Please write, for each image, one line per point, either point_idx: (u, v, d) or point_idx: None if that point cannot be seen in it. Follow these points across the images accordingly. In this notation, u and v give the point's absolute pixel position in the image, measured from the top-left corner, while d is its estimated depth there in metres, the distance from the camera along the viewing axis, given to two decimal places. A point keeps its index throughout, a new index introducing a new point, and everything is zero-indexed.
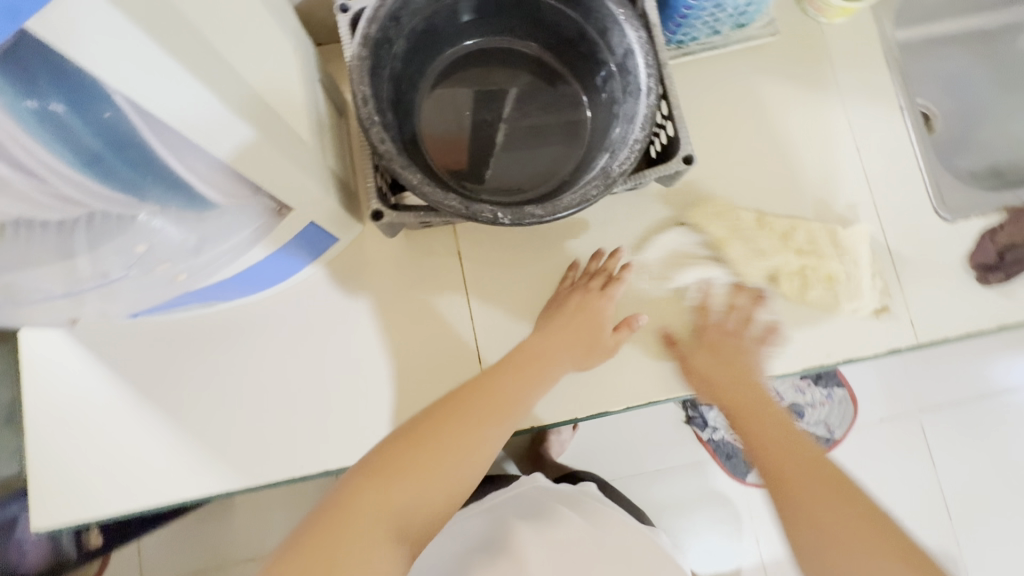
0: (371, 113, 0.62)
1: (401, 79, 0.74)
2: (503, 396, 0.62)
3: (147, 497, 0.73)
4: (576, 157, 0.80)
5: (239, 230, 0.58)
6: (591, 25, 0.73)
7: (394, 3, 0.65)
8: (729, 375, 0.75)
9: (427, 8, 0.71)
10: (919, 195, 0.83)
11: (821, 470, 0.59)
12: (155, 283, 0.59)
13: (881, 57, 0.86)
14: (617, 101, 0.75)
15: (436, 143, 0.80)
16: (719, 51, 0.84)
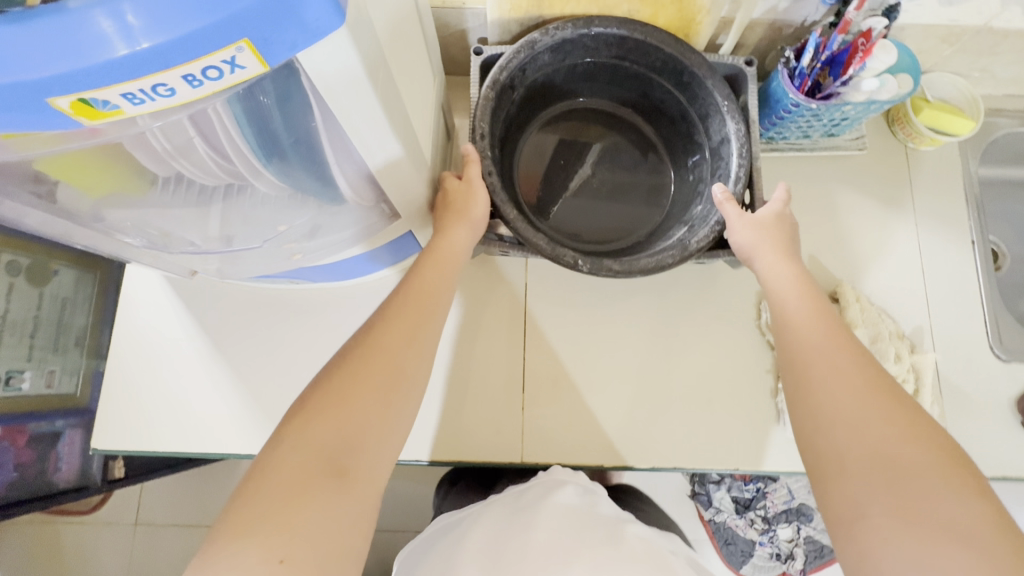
0: (485, 148, 0.69)
1: (512, 121, 0.81)
2: (449, 248, 0.67)
3: (197, 444, 0.79)
4: (653, 221, 0.86)
5: (353, 226, 0.65)
6: (693, 109, 0.79)
7: (526, 58, 0.73)
8: (774, 257, 0.67)
9: (550, 66, 0.78)
10: (978, 330, 0.84)
11: (833, 345, 0.59)
12: (270, 256, 0.66)
13: (962, 191, 0.89)
14: (704, 181, 0.80)
15: (526, 182, 0.87)
16: (805, 154, 0.89)
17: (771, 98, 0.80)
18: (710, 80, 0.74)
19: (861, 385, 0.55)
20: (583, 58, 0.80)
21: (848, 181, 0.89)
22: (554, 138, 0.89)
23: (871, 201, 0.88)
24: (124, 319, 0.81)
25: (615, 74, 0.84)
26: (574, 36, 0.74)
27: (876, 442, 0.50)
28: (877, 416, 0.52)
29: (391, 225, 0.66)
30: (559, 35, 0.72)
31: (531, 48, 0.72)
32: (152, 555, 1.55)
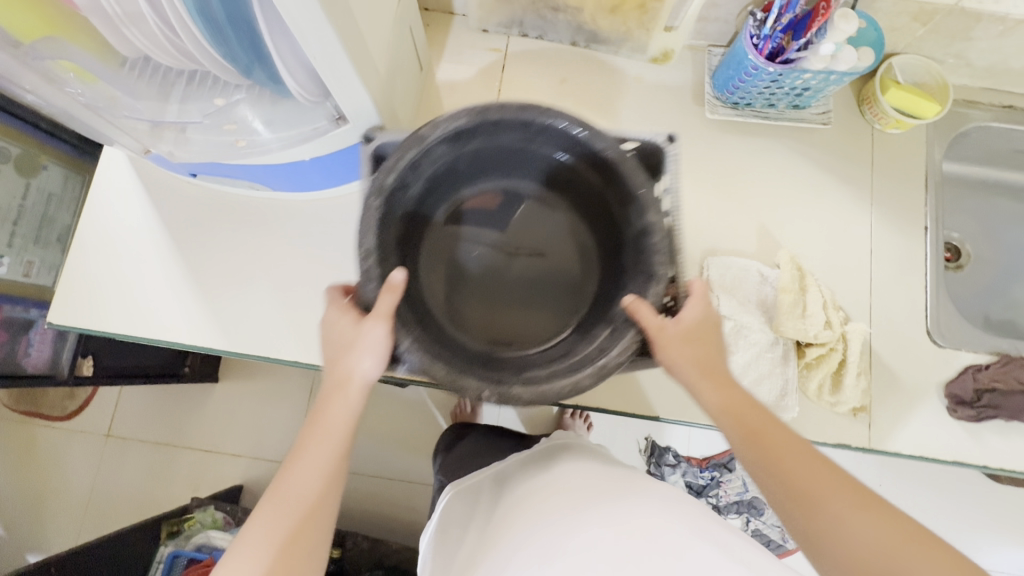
0: (372, 243, 0.55)
1: (416, 209, 0.63)
2: (338, 411, 0.58)
3: (148, 332, 0.83)
4: (588, 271, 0.67)
5: (301, 122, 0.66)
6: (613, 194, 0.61)
7: (418, 157, 0.57)
8: (715, 384, 0.58)
9: (449, 156, 0.60)
10: (919, 316, 0.85)
11: (781, 442, 0.54)
12: (217, 143, 0.67)
13: (923, 179, 0.90)
14: (626, 276, 0.62)
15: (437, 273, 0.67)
16: (770, 124, 0.90)
17: (735, 60, 0.82)
18: (624, 166, 0.57)
19: (821, 485, 0.51)
20: (487, 145, 0.62)
21: (811, 155, 0.90)
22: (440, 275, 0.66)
23: (832, 177, 0.89)
24: (92, 204, 0.84)
25: (528, 152, 0.63)
26: (472, 125, 0.57)
27: (868, 550, 0.47)
28: (859, 519, 0.49)
29: (338, 130, 0.67)
30: (452, 125, 0.55)
31: (421, 144, 0.55)
32: (119, 466, 1.60)
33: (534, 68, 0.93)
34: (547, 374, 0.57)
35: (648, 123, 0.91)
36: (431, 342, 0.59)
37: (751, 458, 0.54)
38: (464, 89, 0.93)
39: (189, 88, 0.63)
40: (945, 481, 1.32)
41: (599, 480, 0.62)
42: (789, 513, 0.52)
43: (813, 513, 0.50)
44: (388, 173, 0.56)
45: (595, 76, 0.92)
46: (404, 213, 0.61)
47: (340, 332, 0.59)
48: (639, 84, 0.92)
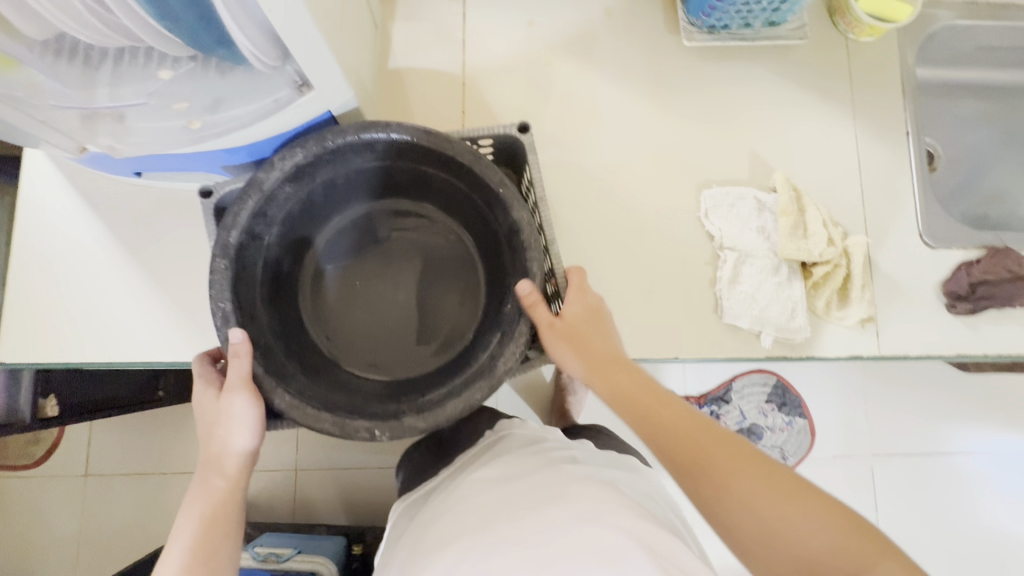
0: (230, 303, 0.59)
1: (279, 259, 0.70)
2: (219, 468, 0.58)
3: (117, 354, 0.75)
4: (467, 262, 0.78)
5: (261, 92, 0.59)
6: (475, 194, 0.70)
7: (261, 203, 0.63)
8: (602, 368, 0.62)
9: (297, 194, 0.67)
10: (911, 221, 0.86)
11: (667, 412, 0.58)
12: (166, 128, 0.58)
13: (899, 85, 0.89)
14: (507, 273, 0.70)
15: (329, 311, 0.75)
16: (747, 45, 0.87)
17: None
18: (474, 162, 0.65)
19: (699, 436, 0.55)
20: (335, 176, 0.70)
21: (791, 73, 0.88)
22: (330, 311, 0.76)
23: (812, 93, 0.88)
24: (24, 222, 0.74)
25: (379, 171, 0.72)
26: (312, 157, 0.64)
27: (748, 498, 0.50)
28: (737, 470, 0.52)
29: (302, 98, 0.60)
30: (289, 163, 0.62)
31: (260, 190, 0.62)
32: (106, 504, 1.50)
33: (496, 13, 0.86)
34: (442, 397, 0.63)
35: (624, 59, 0.86)
36: (310, 393, 0.62)
37: (640, 431, 0.58)
38: (424, 44, 0.85)
39: (125, 66, 0.55)
40: (918, 377, 1.42)
41: (517, 494, 0.62)
42: (678, 474, 0.55)
43: (699, 471, 0.53)
44: (234, 224, 0.60)
45: (562, 15, 0.86)
46: (264, 262, 0.67)
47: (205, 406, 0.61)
48: (609, 18, 0.87)
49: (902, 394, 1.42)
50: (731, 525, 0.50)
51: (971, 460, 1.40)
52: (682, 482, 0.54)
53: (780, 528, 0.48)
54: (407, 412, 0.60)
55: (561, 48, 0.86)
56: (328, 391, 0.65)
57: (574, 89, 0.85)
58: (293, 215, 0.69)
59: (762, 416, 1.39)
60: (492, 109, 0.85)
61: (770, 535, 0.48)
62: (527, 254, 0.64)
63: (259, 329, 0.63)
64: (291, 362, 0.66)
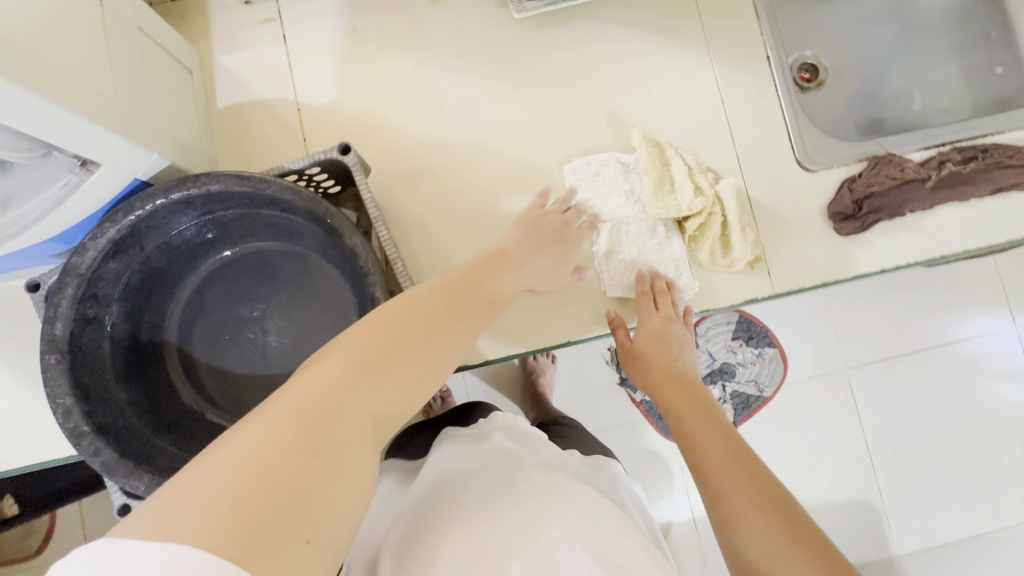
0: (70, 396, 0.58)
1: (134, 330, 0.69)
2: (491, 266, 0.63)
3: (8, 460, 0.73)
4: (335, 292, 0.74)
5: (41, 184, 0.56)
6: (316, 226, 0.67)
7: (84, 286, 0.61)
8: (661, 385, 0.74)
9: (131, 267, 0.66)
10: (787, 148, 0.83)
11: (709, 440, 0.63)
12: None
13: (751, 8, 0.85)
14: (363, 301, 0.68)
15: (205, 370, 0.74)
16: (582, 4, 0.82)
17: None
18: (299, 199, 0.63)
19: (722, 465, 0.59)
20: (170, 236, 0.67)
21: (635, 21, 0.84)
22: (205, 370, 0.74)
23: (662, 37, 0.84)
24: None
25: (216, 220, 0.69)
26: (128, 230, 0.62)
27: (747, 527, 0.53)
28: (747, 506, 0.54)
29: (92, 176, 0.58)
30: (101, 242, 0.60)
31: (78, 274, 0.60)
32: None
33: (318, 28, 0.82)
34: None
35: (459, 46, 0.82)
36: (175, 465, 0.62)
37: (684, 450, 0.66)
38: (251, 77, 0.82)
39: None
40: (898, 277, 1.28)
41: (509, 485, 0.56)
42: (706, 500, 0.60)
43: (716, 499, 0.57)
44: (53, 316, 0.59)
45: (387, 13, 0.82)
46: (111, 338, 0.65)
47: (557, 220, 0.75)
48: (435, 6, 0.82)
49: (896, 296, 1.27)
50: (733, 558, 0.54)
51: (969, 349, 1.28)
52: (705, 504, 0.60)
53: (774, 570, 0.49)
54: None
55: (391, 50, 0.82)
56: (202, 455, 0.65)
57: (414, 89, 0.82)
58: (134, 284, 0.67)
59: (731, 353, 1.25)
60: (334, 129, 0.81)
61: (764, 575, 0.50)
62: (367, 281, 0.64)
63: (114, 411, 0.62)
64: (161, 435, 0.65)
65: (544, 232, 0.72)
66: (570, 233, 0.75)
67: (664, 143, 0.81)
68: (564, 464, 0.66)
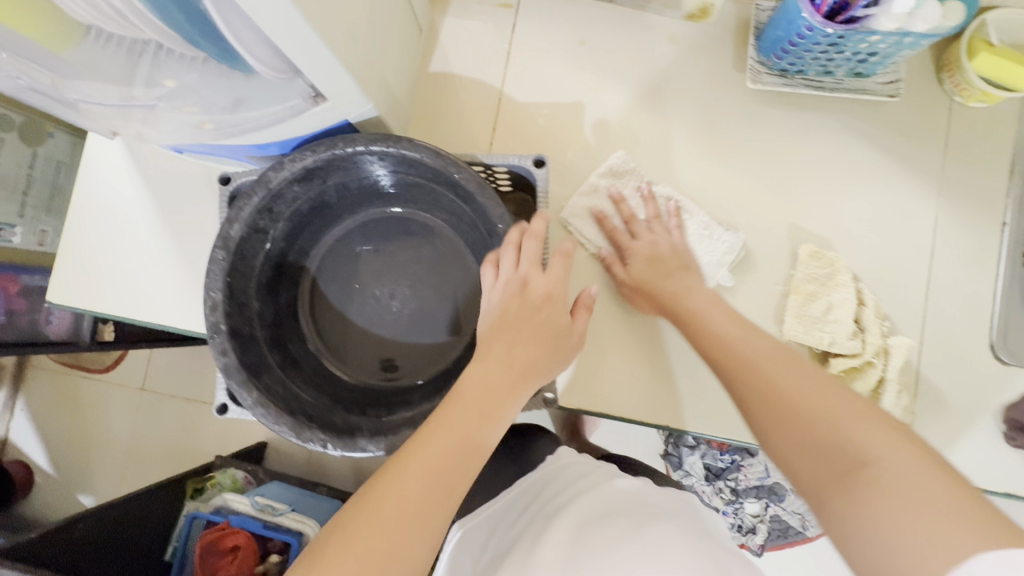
0: (220, 294, 0.61)
1: (287, 250, 0.72)
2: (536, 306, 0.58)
3: (136, 308, 0.79)
4: (471, 285, 0.75)
5: (276, 101, 0.60)
6: (483, 223, 0.67)
7: (267, 200, 0.64)
8: (679, 298, 0.66)
9: (309, 195, 0.69)
10: (983, 325, 0.73)
11: (800, 385, 0.48)
12: (180, 125, 0.62)
13: (1007, 165, 0.75)
14: None
15: (326, 308, 0.76)
16: (824, 95, 0.76)
17: (785, 17, 0.67)
18: (482, 194, 0.63)
19: (838, 419, 0.44)
20: (349, 179, 0.69)
21: (872, 130, 0.76)
22: (326, 307, 0.76)
23: (894, 159, 0.76)
24: (86, 188, 0.79)
25: (395, 178, 0.70)
26: (322, 162, 0.64)
27: (891, 495, 0.38)
28: (889, 468, 0.39)
29: (316, 108, 0.61)
30: (297, 167, 0.63)
31: (267, 188, 0.63)
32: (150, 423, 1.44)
33: (549, 28, 0.82)
34: (399, 423, 0.63)
35: (676, 93, 0.79)
36: (279, 392, 0.64)
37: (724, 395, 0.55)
38: (469, 52, 0.83)
39: (159, 57, 0.57)
40: None
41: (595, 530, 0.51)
42: (800, 470, 0.45)
43: (850, 465, 0.41)
44: (232, 216, 0.62)
45: (618, 35, 0.80)
46: (267, 250, 0.68)
47: (541, 289, 0.59)
48: (671, 45, 0.79)
49: None
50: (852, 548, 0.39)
51: None
52: (800, 479, 0.45)
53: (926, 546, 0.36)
54: (363, 439, 0.61)
55: (609, 74, 0.80)
56: (301, 390, 0.68)
57: (614, 118, 0.79)
58: (304, 210, 0.70)
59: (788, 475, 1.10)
60: (525, 129, 0.81)
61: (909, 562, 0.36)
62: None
63: (246, 319, 0.65)
64: (275, 355, 0.68)
65: (530, 328, 0.57)
66: (555, 296, 0.59)
67: (852, 268, 0.74)
68: (677, 514, 0.56)
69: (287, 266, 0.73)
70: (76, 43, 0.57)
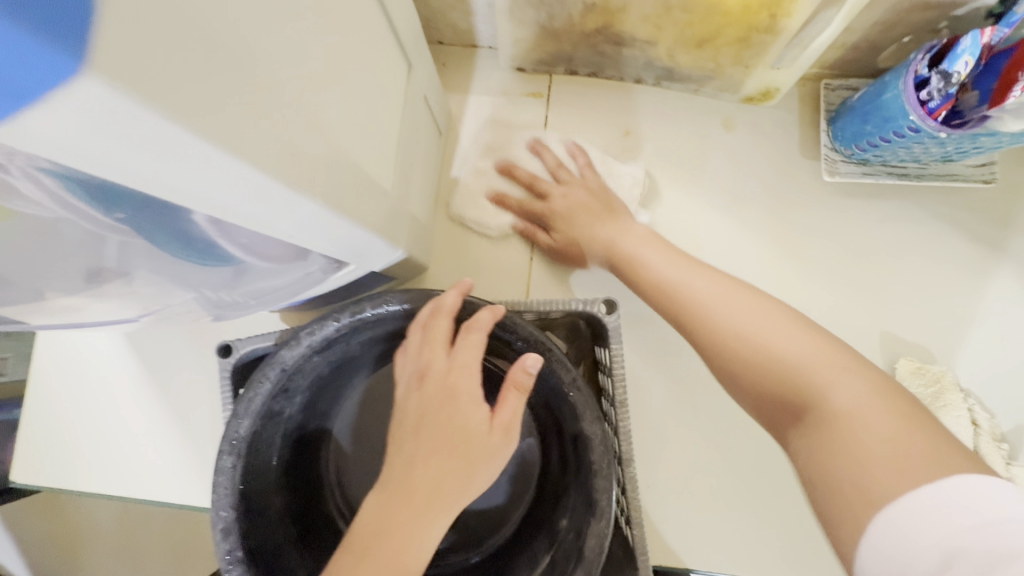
0: (233, 511, 0.49)
1: (305, 419, 0.59)
2: (441, 412, 0.48)
3: (120, 491, 0.64)
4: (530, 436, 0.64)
5: (287, 274, 0.47)
6: (545, 381, 0.56)
7: (282, 381, 0.52)
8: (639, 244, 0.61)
9: (329, 359, 0.56)
10: None
11: (767, 332, 0.48)
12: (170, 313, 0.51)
13: None
14: (571, 481, 0.56)
15: (357, 472, 0.65)
16: (909, 182, 0.67)
17: (879, 112, 0.57)
18: (548, 354, 0.52)
19: (825, 374, 0.44)
20: (376, 333, 0.58)
21: (960, 219, 0.68)
22: (359, 471, 0.65)
23: (986, 252, 0.67)
24: (57, 354, 0.64)
25: None
26: (346, 328, 0.53)
27: (875, 445, 0.38)
28: (863, 417, 0.40)
29: (340, 274, 0.49)
30: (316, 339, 0.51)
31: (281, 368, 0.50)
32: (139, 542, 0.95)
33: (586, 117, 0.71)
34: None
35: (739, 185, 0.69)
36: None
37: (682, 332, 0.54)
38: (497, 148, 0.71)
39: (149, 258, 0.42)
40: None
41: None
42: (778, 414, 0.46)
43: (811, 404, 0.43)
44: (238, 412, 0.49)
45: (665, 121, 0.70)
46: (284, 430, 0.56)
47: (439, 383, 0.50)
48: (728, 133, 0.69)
49: None
50: (820, 487, 0.40)
51: None
52: (772, 416, 0.47)
53: (879, 466, 0.37)
54: None
55: (662, 169, 0.70)
56: None
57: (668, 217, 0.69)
58: (325, 372, 0.58)
59: None
60: (569, 235, 0.70)
61: (862, 488, 0.37)
62: (593, 477, 0.51)
63: (267, 527, 0.53)
64: (303, 557, 0.56)
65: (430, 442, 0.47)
66: (460, 387, 0.49)
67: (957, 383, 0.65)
68: None
69: (306, 435, 0.60)
70: (36, 260, 0.41)
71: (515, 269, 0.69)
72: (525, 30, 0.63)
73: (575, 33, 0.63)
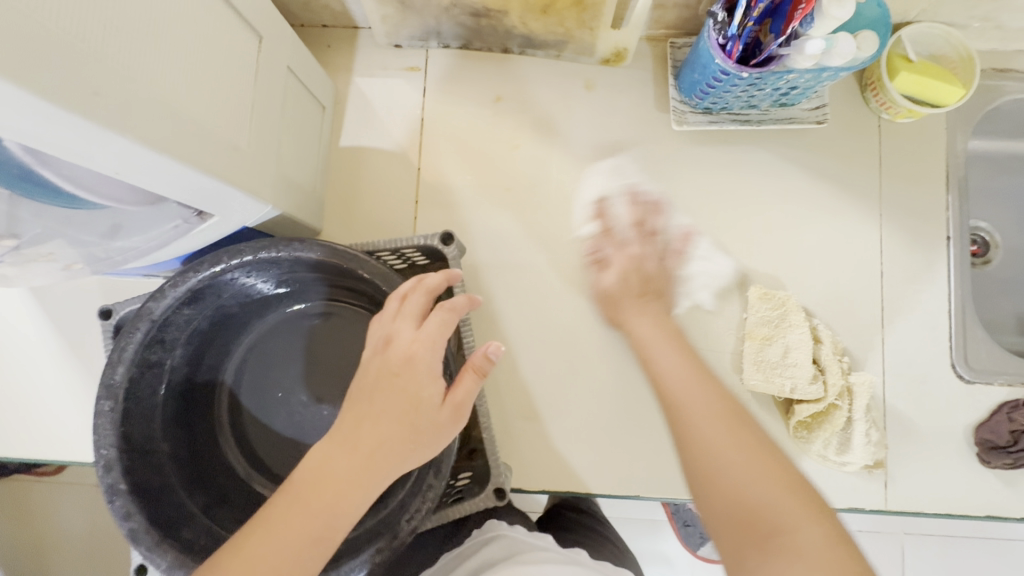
0: (114, 449, 0.54)
1: (190, 370, 0.65)
2: (400, 380, 0.50)
3: (37, 451, 0.69)
4: None
5: (152, 224, 0.53)
6: None
7: (154, 332, 0.56)
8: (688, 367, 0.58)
9: (202, 313, 0.62)
10: (940, 348, 0.72)
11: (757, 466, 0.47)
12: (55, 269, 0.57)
13: (943, 178, 0.73)
14: None
15: (252, 420, 0.70)
16: (752, 128, 0.73)
17: (700, 61, 0.64)
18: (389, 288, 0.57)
19: (795, 521, 0.42)
20: (249, 286, 0.63)
21: (802, 159, 0.75)
22: (253, 419, 0.70)
23: (827, 188, 0.74)
24: None
25: (299, 279, 0.64)
26: (209, 283, 0.57)
27: None
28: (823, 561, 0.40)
29: (204, 225, 0.55)
30: (180, 291, 0.55)
31: (150, 320, 0.55)
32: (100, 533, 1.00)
33: (461, 87, 0.77)
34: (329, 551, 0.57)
35: (601, 140, 0.76)
36: (202, 538, 0.58)
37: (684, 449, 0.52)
38: (382, 119, 0.77)
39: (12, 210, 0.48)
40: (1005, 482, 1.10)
41: None
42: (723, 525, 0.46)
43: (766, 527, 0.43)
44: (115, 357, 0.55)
45: (533, 86, 0.77)
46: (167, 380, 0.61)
47: (402, 351, 0.51)
48: (590, 93, 0.76)
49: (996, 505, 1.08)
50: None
51: None
52: (725, 543, 0.45)
53: None
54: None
55: (532, 129, 0.76)
56: (228, 521, 0.63)
57: (540, 173, 0.76)
58: (204, 325, 0.63)
59: None
60: (451, 195, 0.76)
61: None
62: None
63: (153, 466, 0.58)
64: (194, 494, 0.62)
65: (383, 403, 0.49)
66: (422, 358, 0.51)
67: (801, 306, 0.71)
68: None
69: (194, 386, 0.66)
70: None
71: (403, 229, 0.76)
72: (388, 7, 0.69)
73: (434, 9, 0.69)
